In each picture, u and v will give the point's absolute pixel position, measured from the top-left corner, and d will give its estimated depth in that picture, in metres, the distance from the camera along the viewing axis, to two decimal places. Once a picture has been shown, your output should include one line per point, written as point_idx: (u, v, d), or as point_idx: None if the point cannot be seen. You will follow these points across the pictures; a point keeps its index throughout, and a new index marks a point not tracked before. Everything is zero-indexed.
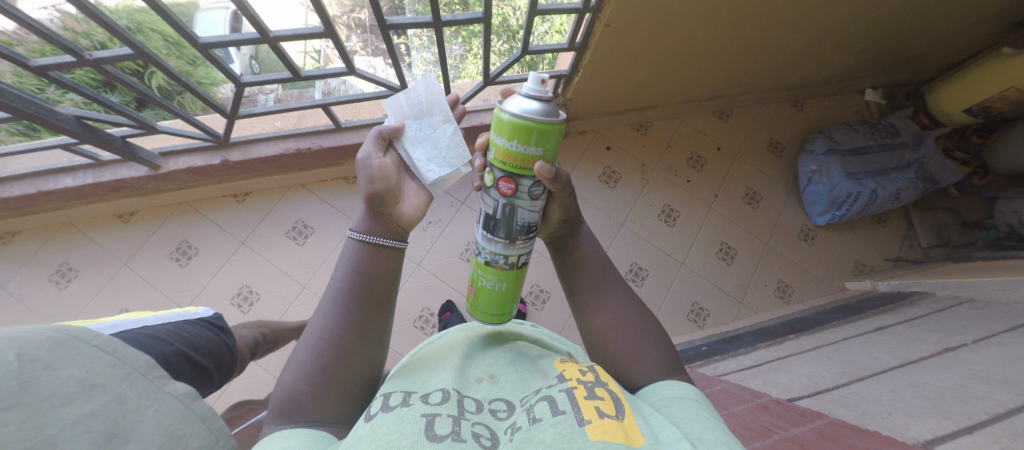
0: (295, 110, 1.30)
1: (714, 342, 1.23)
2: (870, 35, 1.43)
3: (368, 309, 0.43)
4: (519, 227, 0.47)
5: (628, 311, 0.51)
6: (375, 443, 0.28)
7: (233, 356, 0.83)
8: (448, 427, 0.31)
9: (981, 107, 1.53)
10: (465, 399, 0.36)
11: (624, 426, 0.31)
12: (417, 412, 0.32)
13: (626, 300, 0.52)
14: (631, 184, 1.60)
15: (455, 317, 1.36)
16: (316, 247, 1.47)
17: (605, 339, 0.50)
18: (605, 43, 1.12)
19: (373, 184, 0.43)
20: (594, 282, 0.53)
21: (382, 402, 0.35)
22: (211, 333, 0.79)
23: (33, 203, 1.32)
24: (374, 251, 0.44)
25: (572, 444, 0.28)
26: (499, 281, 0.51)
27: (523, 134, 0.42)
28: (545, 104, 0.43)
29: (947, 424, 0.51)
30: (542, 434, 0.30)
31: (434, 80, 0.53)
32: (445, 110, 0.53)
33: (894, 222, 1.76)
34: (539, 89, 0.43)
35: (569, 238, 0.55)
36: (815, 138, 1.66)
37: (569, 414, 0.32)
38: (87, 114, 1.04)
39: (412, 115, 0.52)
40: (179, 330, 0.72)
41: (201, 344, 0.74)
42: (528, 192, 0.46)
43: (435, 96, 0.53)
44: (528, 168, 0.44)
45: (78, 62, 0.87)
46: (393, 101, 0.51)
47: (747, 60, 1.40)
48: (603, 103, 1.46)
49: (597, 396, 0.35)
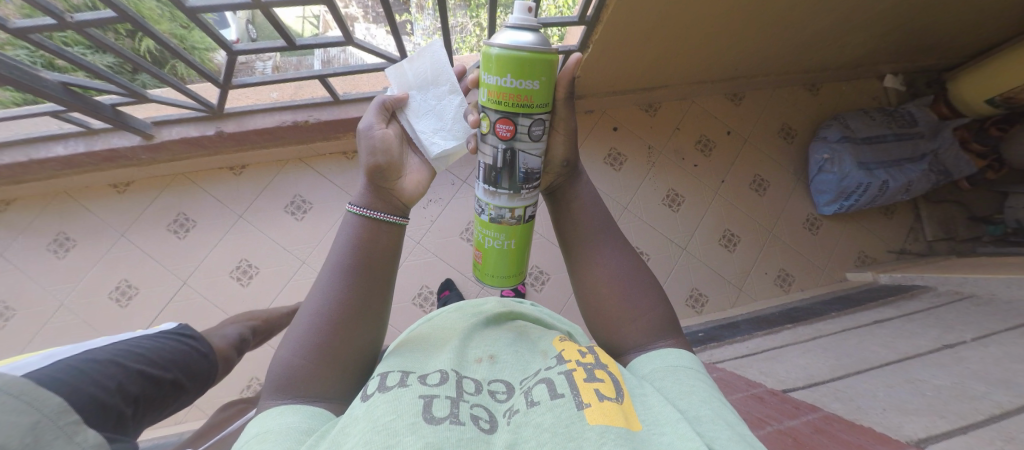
0: (292, 82, 1.25)
1: (712, 329, 1.23)
2: (898, 17, 1.36)
3: (368, 284, 0.41)
4: (521, 173, 0.46)
5: (625, 271, 0.48)
6: (371, 424, 0.27)
7: (213, 360, 0.86)
8: (445, 409, 0.30)
9: (1005, 97, 1.47)
10: (465, 380, 0.35)
11: (623, 410, 0.31)
12: (416, 393, 0.31)
13: (621, 259, 0.49)
14: (636, 166, 1.57)
15: (453, 295, 1.39)
16: (317, 223, 1.46)
17: (600, 303, 0.47)
18: (618, 17, 1.06)
19: (375, 156, 0.41)
20: (591, 243, 0.49)
21: (379, 382, 0.34)
22: (175, 343, 0.79)
23: (25, 171, 1.30)
24: (375, 226, 0.42)
25: (570, 429, 0.27)
26: (506, 239, 0.51)
27: (517, 68, 0.40)
28: (535, 34, 0.40)
29: (942, 424, 0.52)
30: (539, 418, 0.29)
31: (440, 47, 0.51)
32: (451, 80, 0.51)
33: (902, 213, 1.74)
34: (526, 18, 0.40)
35: (569, 186, 0.52)
36: (828, 125, 1.61)
37: (567, 397, 0.31)
38: (74, 81, 1.00)
39: (416, 84, 0.49)
40: (129, 347, 0.70)
41: (160, 357, 0.73)
42: (527, 133, 0.44)
43: (441, 64, 0.51)
44: (537, 104, 0.42)
45: (58, 25, 0.82)
46: (396, 69, 0.49)
47: (767, 40, 1.33)
48: (612, 81, 1.40)
49: (597, 378, 0.34)
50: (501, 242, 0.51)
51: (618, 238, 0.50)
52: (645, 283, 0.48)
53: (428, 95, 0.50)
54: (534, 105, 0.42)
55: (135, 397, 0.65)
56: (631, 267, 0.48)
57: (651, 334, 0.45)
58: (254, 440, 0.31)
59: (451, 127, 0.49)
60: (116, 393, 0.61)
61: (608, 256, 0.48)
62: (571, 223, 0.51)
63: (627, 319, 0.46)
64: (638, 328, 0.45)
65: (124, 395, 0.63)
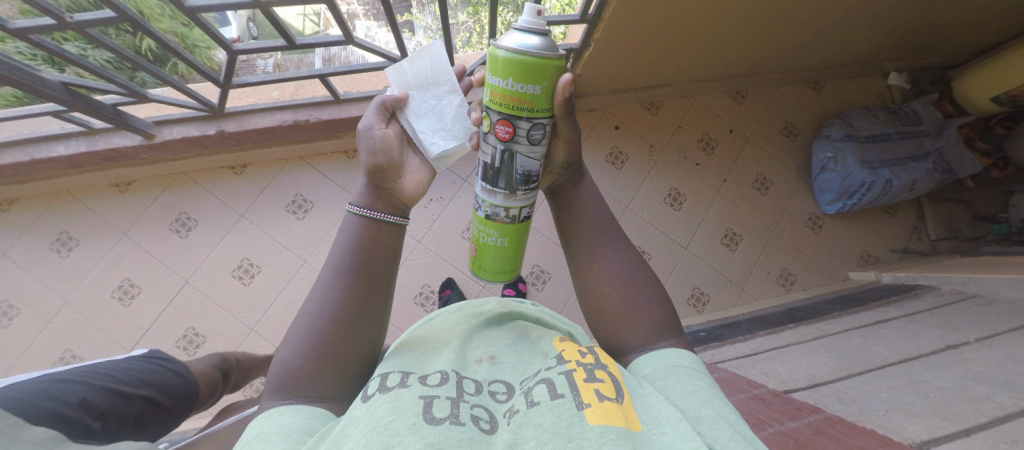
0: (292, 81, 1.24)
1: (714, 328, 1.23)
2: (902, 15, 1.35)
3: (368, 285, 0.41)
4: (518, 175, 0.45)
5: (626, 273, 0.48)
6: (371, 425, 0.27)
7: (191, 379, 0.85)
8: (445, 410, 0.29)
9: (1010, 95, 1.46)
10: (464, 380, 0.35)
11: (623, 410, 0.30)
12: (416, 394, 0.31)
13: (622, 261, 0.48)
14: (638, 166, 1.57)
15: (455, 295, 1.39)
16: (318, 221, 1.46)
17: (601, 304, 0.47)
18: (619, 16, 1.05)
19: (374, 156, 0.41)
20: (592, 245, 0.49)
21: (380, 382, 0.34)
22: (148, 365, 0.78)
23: (27, 170, 1.31)
24: (375, 226, 0.41)
25: (570, 429, 0.26)
26: (501, 237, 0.51)
27: (520, 71, 0.40)
28: (541, 39, 0.40)
29: (944, 426, 0.52)
30: (539, 418, 0.28)
31: (440, 47, 0.51)
32: (451, 80, 0.51)
33: (906, 212, 1.73)
34: (536, 23, 0.40)
35: (571, 186, 0.52)
36: (832, 123, 1.60)
37: (568, 397, 0.30)
38: (74, 81, 0.99)
39: (416, 84, 0.50)
40: (96, 368, 0.71)
41: (127, 373, 0.73)
42: (526, 136, 0.43)
43: (440, 64, 0.51)
44: (539, 109, 0.42)
45: (58, 25, 0.81)
46: (397, 68, 0.49)
47: (770, 37, 1.32)
48: (614, 79, 1.39)
49: (597, 378, 0.33)
50: (494, 241, 0.52)
51: (621, 240, 0.50)
52: (646, 285, 0.48)
53: (428, 94, 0.50)
54: (535, 109, 0.42)
55: (102, 413, 0.65)
56: (632, 268, 0.48)
57: (653, 336, 0.45)
58: (254, 440, 0.31)
59: (451, 127, 0.50)
60: (73, 410, 0.61)
61: (609, 258, 0.48)
62: (572, 224, 0.51)
63: (629, 321, 0.46)
64: (641, 330, 0.45)
65: (87, 411, 0.63)
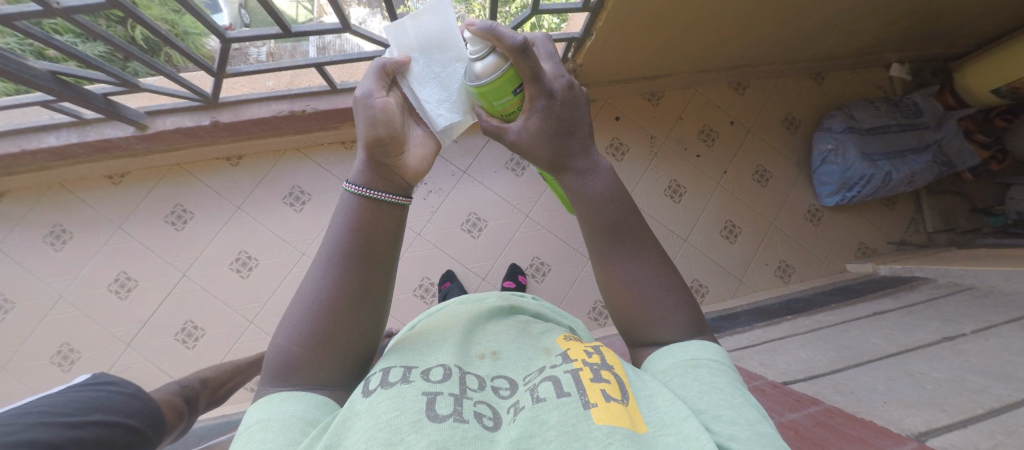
0: (285, 70, 1.22)
1: (712, 319, 1.24)
2: (908, 6, 1.33)
3: (367, 272, 0.39)
4: None
5: (648, 275, 0.42)
6: (374, 421, 0.26)
7: (149, 398, 0.84)
8: (448, 407, 0.29)
9: (1011, 88, 1.47)
10: (467, 375, 0.34)
11: (628, 411, 0.29)
12: (418, 390, 0.30)
13: (647, 263, 0.43)
14: (639, 157, 1.56)
15: (454, 287, 1.39)
16: (315, 212, 1.45)
17: (626, 309, 0.43)
18: (622, 5, 1.03)
19: (374, 128, 0.39)
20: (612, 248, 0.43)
21: (382, 377, 0.33)
22: (102, 391, 0.77)
23: (17, 162, 1.27)
24: (375, 207, 0.39)
25: (576, 427, 0.26)
26: None
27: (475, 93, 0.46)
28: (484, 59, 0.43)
29: (942, 417, 0.53)
30: (546, 415, 0.27)
31: (445, 6, 0.50)
32: (458, 45, 0.50)
33: (903, 205, 1.74)
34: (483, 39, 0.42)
35: None
36: (833, 115, 1.59)
37: (574, 396, 0.29)
38: (63, 70, 0.96)
39: (420, 47, 0.49)
40: (26, 408, 0.67)
41: (68, 405, 0.70)
42: None
43: (446, 24, 0.51)
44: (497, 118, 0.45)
45: (45, 12, 0.78)
46: (398, 28, 0.50)
47: (777, 25, 1.28)
48: (616, 68, 1.37)
49: (603, 378, 0.33)
50: None
51: (649, 239, 0.43)
52: (671, 286, 0.43)
53: (433, 59, 0.50)
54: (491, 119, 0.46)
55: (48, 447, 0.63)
56: (655, 269, 0.43)
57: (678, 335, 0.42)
58: (255, 428, 0.31)
59: (456, 97, 0.49)
60: None
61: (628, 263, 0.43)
62: None
63: (656, 324, 0.42)
64: (671, 329, 0.42)
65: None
